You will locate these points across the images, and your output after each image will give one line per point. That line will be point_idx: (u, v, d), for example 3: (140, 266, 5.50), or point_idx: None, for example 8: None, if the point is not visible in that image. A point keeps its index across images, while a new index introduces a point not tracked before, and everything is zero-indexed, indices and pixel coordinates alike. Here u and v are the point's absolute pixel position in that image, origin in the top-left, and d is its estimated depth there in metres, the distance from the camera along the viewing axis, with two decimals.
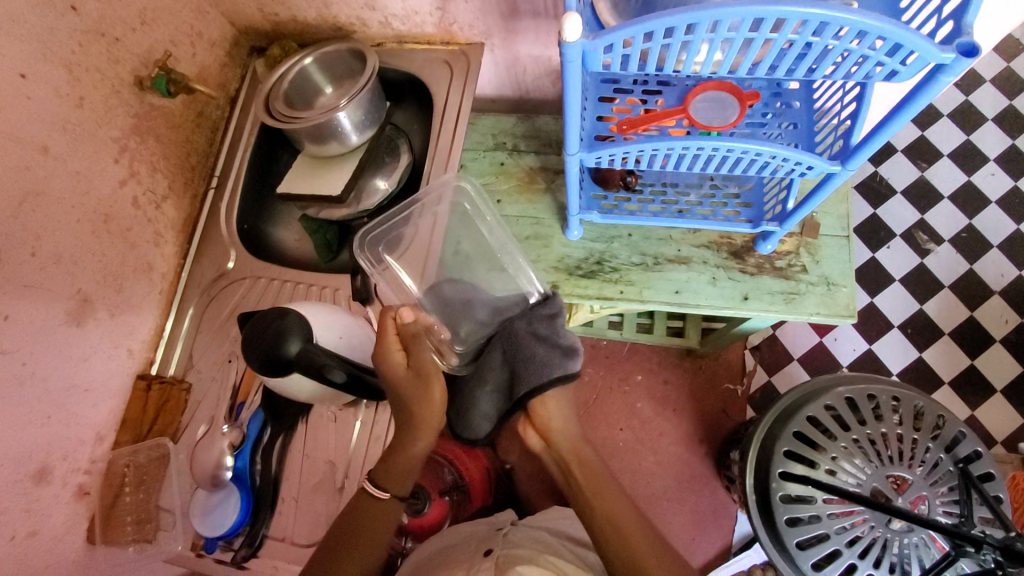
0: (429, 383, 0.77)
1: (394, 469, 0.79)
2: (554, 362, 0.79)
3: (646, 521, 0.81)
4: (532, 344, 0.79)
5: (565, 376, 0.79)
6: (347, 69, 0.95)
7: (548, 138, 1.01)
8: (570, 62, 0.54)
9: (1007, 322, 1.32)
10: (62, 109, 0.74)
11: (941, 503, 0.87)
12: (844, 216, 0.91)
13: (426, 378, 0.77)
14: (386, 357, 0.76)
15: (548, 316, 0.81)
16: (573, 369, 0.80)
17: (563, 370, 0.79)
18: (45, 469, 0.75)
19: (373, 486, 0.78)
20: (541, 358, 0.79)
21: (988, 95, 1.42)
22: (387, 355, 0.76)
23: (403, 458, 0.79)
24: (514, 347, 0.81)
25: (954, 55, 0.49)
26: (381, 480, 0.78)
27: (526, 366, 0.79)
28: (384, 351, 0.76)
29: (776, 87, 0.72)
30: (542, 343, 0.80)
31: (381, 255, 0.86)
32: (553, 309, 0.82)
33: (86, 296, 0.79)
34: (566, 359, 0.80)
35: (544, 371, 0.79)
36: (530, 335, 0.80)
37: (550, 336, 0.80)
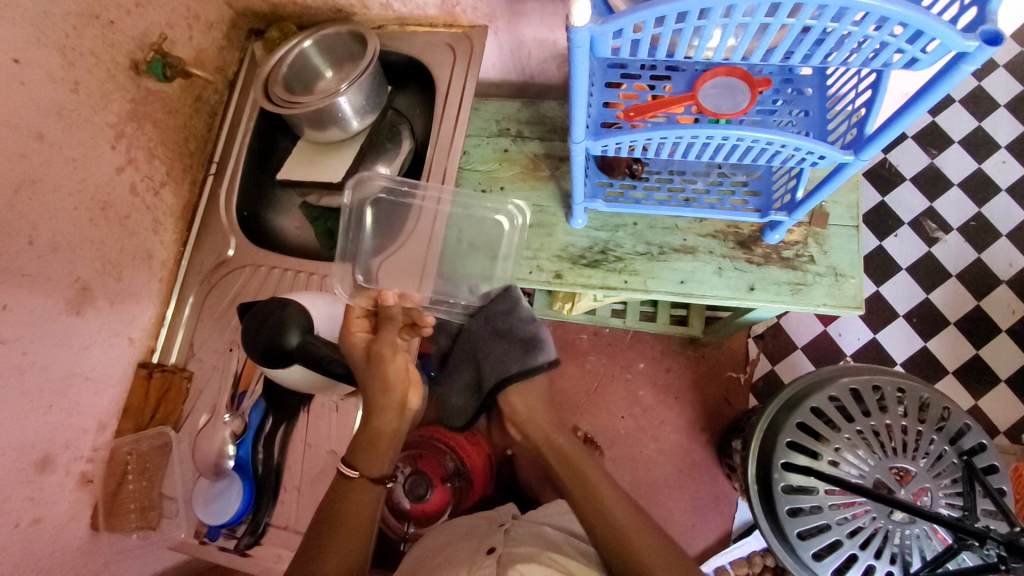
0: (383, 361, 0.78)
1: (362, 445, 0.77)
2: (515, 357, 0.94)
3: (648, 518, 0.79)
4: (492, 340, 0.93)
5: (525, 369, 0.93)
6: (348, 51, 0.94)
7: (552, 124, 0.99)
8: (578, 47, 0.52)
9: (1013, 312, 1.31)
10: (56, 94, 0.73)
11: (944, 494, 0.87)
12: (853, 206, 0.89)
13: (377, 358, 0.78)
14: (349, 337, 0.79)
15: (505, 312, 0.90)
16: (537, 362, 0.93)
17: (524, 364, 0.94)
18: (48, 457, 0.75)
19: (343, 466, 0.76)
20: (501, 354, 0.94)
21: (1003, 80, 1.39)
22: (349, 332, 0.79)
23: (367, 432, 0.78)
24: (479, 346, 0.95)
25: (976, 44, 0.47)
26: (353, 459, 0.77)
27: (489, 362, 0.95)
28: (346, 328, 0.80)
29: (787, 73, 0.70)
30: (500, 340, 0.93)
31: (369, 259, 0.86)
32: (508, 305, 0.90)
33: (85, 285, 0.78)
34: (529, 352, 0.93)
35: (505, 367, 0.94)
36: (492, 334, 0.93)
37: (511, 333, 0.92)
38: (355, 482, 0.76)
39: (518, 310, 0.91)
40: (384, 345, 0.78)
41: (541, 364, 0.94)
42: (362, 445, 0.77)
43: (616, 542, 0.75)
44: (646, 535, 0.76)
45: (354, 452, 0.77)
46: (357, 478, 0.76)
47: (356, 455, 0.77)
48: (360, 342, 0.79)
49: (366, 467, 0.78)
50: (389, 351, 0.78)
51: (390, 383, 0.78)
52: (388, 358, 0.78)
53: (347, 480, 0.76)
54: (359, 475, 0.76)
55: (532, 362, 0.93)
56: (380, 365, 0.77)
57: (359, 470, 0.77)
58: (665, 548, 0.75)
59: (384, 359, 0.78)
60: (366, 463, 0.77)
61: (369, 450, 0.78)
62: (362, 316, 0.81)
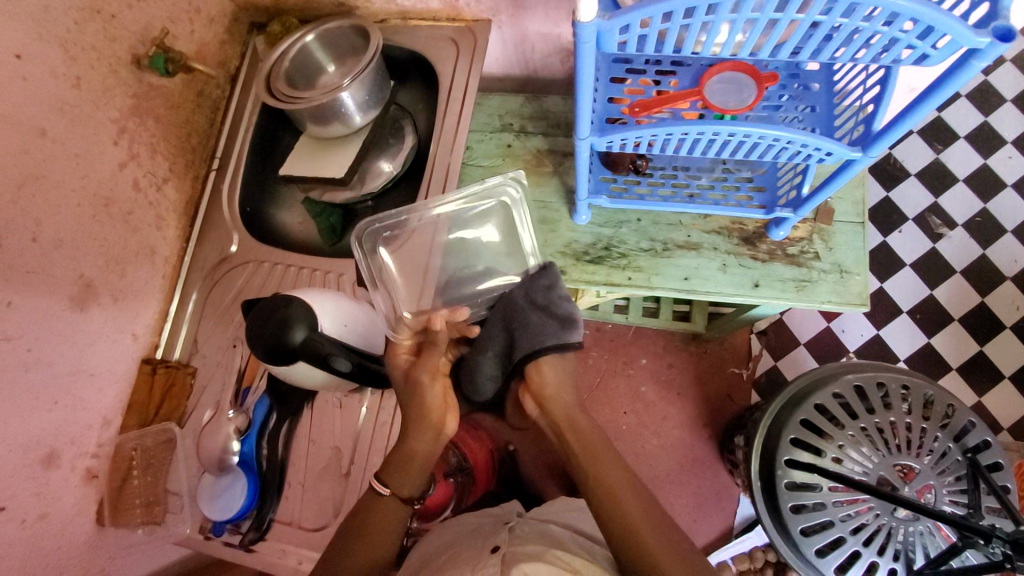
0: (420, 389, 0.78)
1: (397, 464, 0.76)
2: (551, 330, 0.82)
3: (652, 505, 0.75)
4: (529, 312, 0.82)
5: (560, 344, 0.82)
6: (350, 46, 0.93)
7: (556, 119, 0.98)
8: (584, 43, 0.52)
9: (1018, 308, 1.30)
10: (58, 90, 0.72)
11: (948, 492, 0.87)
12: (859, 202, 0.88)
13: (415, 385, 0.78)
14: (394, 356, 0.81)
15: (545, 287, 0.83)
16: (573, 337, 0.83)
17: (558, 339, 0.82)
18: (53, 453, 0.75)
19: (375, 482, 0.76)
20: (537, 326, 0.82)
21: (1010, 74, 1.37)
22: (394, 354, 0.81)
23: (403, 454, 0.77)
24: (512, 316, 0.83)
25: (988, 40, 0.46)
26: (386, 476, 0.76)
27: (523, 334, 0.83)
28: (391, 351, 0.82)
29: (793, 68, 0.70)
30: (537, 313, 0.82)
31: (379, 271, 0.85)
32: (550, 280, 0.83)
33: (89, 281, 0.78)
34: (565, 327, 0.83)
35: (540, 339, 0.82)
36: (529, 304, 0.83)
37: (548, 306, 0.83)
38: (384, 499, 0.75)
39: (560, 287, 0.83)
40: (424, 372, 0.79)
41: (576, 342, 0.83)
42: (396, 465, 0.76)
43: (623, 532, 0.71)
44: (652, 525, 0.72)
45: (388, 470, 0.76)
46: (388, 495, 0.75)
47: (389, 473, 0.76)
48: (404, 364, 0.80)
49: (398, 486, 0.76)
50: (427, 378, 0.79)
51: (427, 407, 0.78)
52: (426, 385, 0.78)
53: (377, 497, 0.75)
54: (390, 493, 0.75)
55: (567, 338, 0.82)
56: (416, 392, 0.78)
57: (391, 488, 0.75)
58: (671, 542, 0.71)
59: (423, 386, 0.78)
60: (398, 482, 0.76)
61: (404, 470, 0.76)
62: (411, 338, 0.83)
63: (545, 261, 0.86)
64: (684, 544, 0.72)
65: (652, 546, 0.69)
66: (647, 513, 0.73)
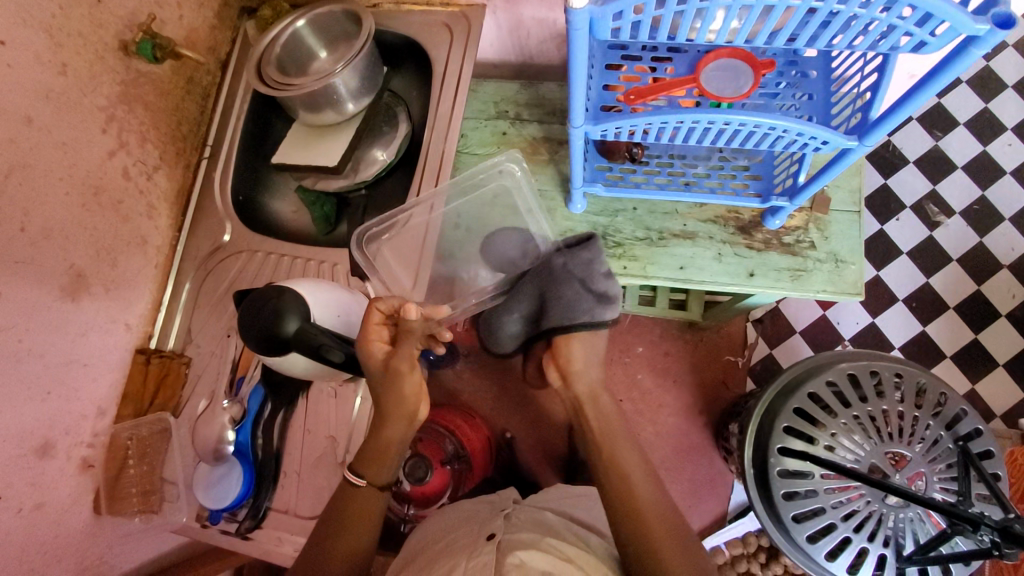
0: (400, 375, 0.76)
1: (373, 453, 0.77)
2: (587, 309, 0.86)
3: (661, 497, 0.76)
4: (570, 285, 0.85)
5: (593, 321, 0.86)
6: (342, 31, 0.91)
7: (552, 106, 0.97)
8: (577, 30, 0.51)
9: (1014, 297, 1.31)
10: (45, 77, 0.71)
11: (939, 479, 0.88)
12: (855, 190, 0.88)
13: (395, 373, 0.76)
14: (366, 346, 0.76)
15: (587, 260, 0.84)
16: (606, 316, 0.86)
17: (591, 316, 0.86)
18: (48, 443, 0.75)
19: (349, 474, 0.76)
20: (573, 299, 0.85)
21: (1011, 60, 1.36)
22: (366, 342, 0.76)
23: (377, 441, 0.77)
24: (550, 284, 0.86)
25: (988, 27, 0.46)
26: (361, 467, 0.76)
27: (558, 304, 0.86)
28: (364, 335, 0.76)
29: (791, 55, 0.69)
30: (576, 287, 0.85)
31: (373, 255, 0.85)
32: (593, 255, 0.84)
33: (80, 271, 0.78)
34: (600, 305, 0.86)
35: (574, 314, 0.86)
36: (572, 277, 0.84)
37: (587, 281, 0.85)
38: (361, 489, 0.75)
39: (602, 264, 0.85)
40: (405, 361, 0.76)
41: (607, 320, 0.87)
42: (371, 453, 0.77)
43: (626, 510, 0.74)
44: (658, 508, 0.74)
45: (363, 460, 0.76)
46: (364, 486, 0.75)
47: (362, 462, 0.76)
48: (379, 355, 0.76)
49: (373, 476, 0.76)
50: (406, 367, 0.76)
51: (405, 396, 0.77)
52: (406, 374, 0.76)
53: (352, 487, 0.75)
54: (366, 484, 0.75)
55: (599, 316, 0.86)
56: (394, 382, 0.76)
57: (366, 479, 0.76)
58: (666, 516, 0.73)
59: (402, 375, 0.76)
60: (372, 472, 0.76)
61: (376, 459, 0.76)
62: (381, 324, 0.77)
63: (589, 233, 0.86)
64: (686, 535, 0.72)
65: (653, 532, 0.71)
66: (654, 497, 0.75)
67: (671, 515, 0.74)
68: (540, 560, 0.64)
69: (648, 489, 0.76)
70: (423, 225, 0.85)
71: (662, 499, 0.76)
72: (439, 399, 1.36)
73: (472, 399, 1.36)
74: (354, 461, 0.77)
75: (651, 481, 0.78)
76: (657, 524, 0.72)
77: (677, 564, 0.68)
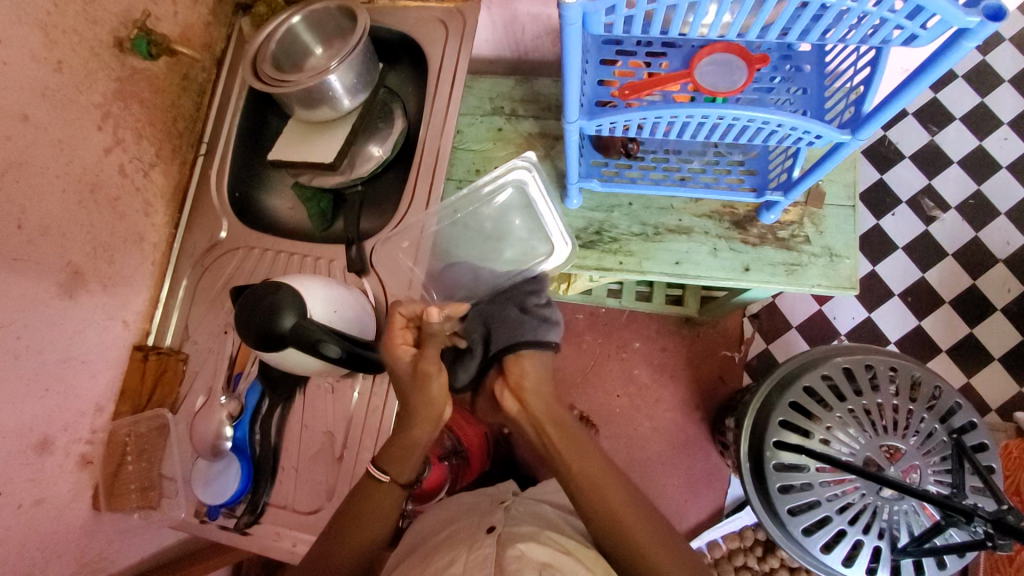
0: (428, 377, 0.76)
1: (396, 451, 0.77)
2: (530, 326, 0.82)
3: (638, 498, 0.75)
4: (510, 311, 0.83)
5: (536, 342, 0.81)
6: (337, 27, 0.91)
7: (547, 102, 0.97)
8: (570, 24, 0.52)
9: (1009, 291, 1.31)
10: (41, 74, 0.71)
11: (933, 472, 0.89)
12: (850, 184, 0.88)
13: (423, 375, 0.76)
14: (392, 350, 0.77)
15: (528, 291, 0.84)
16: (549, 336, 0.82)
17: (535, 336, 0.81)
18: (47, 440, 0.75)
19: (375, 467, 0.76)
20: (513, 322, 0.82)
21: (1007, 54, 1.36)
22: (391, 346, 0.77)
23: (402, 439, 0.77)
24: (493, 311, 0.84)
25: (979, 19, 0.46)
26: (383, 462, 0.77)
27: (500, 328, 0.82)
28: (390, 339, 0.78)
29: (786, 49, 0.69)
30: (516, 311, 0.83)
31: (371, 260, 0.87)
32: (534, 286, 0.85)
33: (77, 269, 0.78)
34: (543, 325, 0.83)
35: (515, 334, 0.82)
36: (510, 301, 0.84)
37: (527, 308, 0.84)
38: (384, 485, 0.76)
39: (541, 293, 0.85)
40: (433, 363, 0.76)
41: (551, 341, 0.83)
42: (393, 450, 0.77)
43: (609, 519, 0.72)
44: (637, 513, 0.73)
45: (388, 456, 0.77)
46: (387, 482, 0.76)
47: (386, 458, 0.77)
48: (406, 358, 0.77)
49: (396, 471, 0.77)
50: (435, 369, 0.76)
51: (433, 396, 0.77)
52: (435, 375, 0.76)
53: (374, 482, 0.76)
54: (389, 479, 0.77)
55: (543, 336, 0.82)
56: (422, 385, 0.76)
57: (390, 474, 0.77)
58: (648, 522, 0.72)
59: (430, 376, 0.76)
60: (395, 468, 0.77)
61: (399, 457, 0.77)
62: (405, 328, 0.79)
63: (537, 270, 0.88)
64: (675, 538, 0.73)
65: (638, 536, 0.70)
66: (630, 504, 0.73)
67: (656, 519, 0.74)
68: (540, 552, 0.64)
69: (621, 496, 0.74)
70: (418, 225, 0.86)
71: (637, 499, 0.75)
72: None
73: None
74: (376, 457, 0.77)
75: (616, 476, 0.76)
76: (640, 528, 0.71)
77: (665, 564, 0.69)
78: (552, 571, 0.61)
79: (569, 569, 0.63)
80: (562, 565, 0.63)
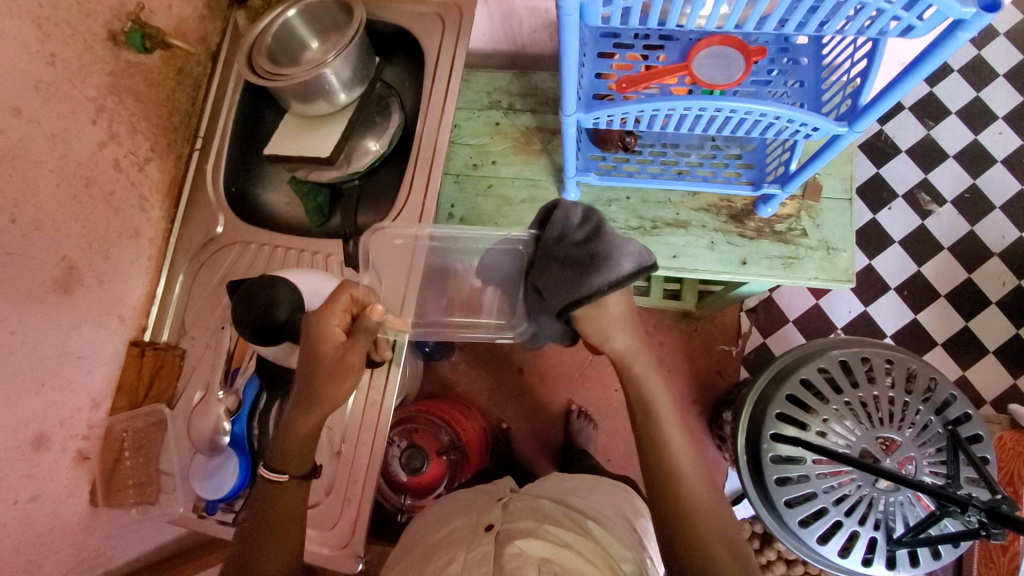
0: (347, 372, 0.71)
1: (294, 448, 0.73)
2: (570, 285, 0.73)
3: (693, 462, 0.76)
4: (554, 265, 0.76)
5: (582, 293, 0.72)
6: (332, 21, 0.90)
7: (545, 95, 0.97)
8: (568, 16, 0.51)
9: (1004, 284, 1.32)
10: (32, 67, 0.70)
11: (929, 463, 0.90)
12: (847, 178, 0.88)
13: (344, 368, 0.70)
14: (322, 330, 0.69)
15: (559, 236, 0.76)
16: (593, 286, 0.70)
17: (579, 288, 0.72)
18: (43, 436, 0.75)
19: (269, 470, 0.73)
20: (556, 280, 0.75)
21: (1003, 49, 1.37)
22: (324, 324, 0.69)
23: (299, 436, 0.73)
24: (541, 272, 0.78)
25: (974, 10, 0.46)
26: (280, 462, 0.73)
27: (549, 288, 0.76)
28: (323, 317, 0.69)
29: (783, 42, 0.70)
30: (556, 265, 0.75)
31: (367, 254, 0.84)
32: (559, 228, 0.76)
33: (72, 264, 0.78)
34: (586, 273, 0.72)
35: (562, 292, 0.74)
36: (550, 257, 0.77)
37: (566, 257, 0.75)
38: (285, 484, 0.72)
39: (574, 231, 0.75)
40: (358, 357, 0.72)
41: (602, 287, 0.71)
42: (290, 449, 0.73)
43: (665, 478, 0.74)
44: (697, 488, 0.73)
45: (282, 454, 0.73)
46: (287, 481, 0.73)
47: (282, 457, 0.73)
48: (333, 342, 0.69)
49: (295, 468, 0.74)
50: (357, 365, 0.71)
51: (340, 391, 0.71)
52: (355, 371, 0.71)
53: (275, 485, 0.72)
54: (288, 478, 0.73)
55: (586, 284, 0.71)
56: (339, 379, 0.70)
57: (289, 474, 0.73)
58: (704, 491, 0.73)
59: (349, 372, 0.71)
60: (295, 466, 0.74)
61: (296, 454, 0.73)
62: (345, 309, 0.70)
63: (553, 202, 0.79)
64: (716, 510, 0.72)
65: (693, 503, 0.72)
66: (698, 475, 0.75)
67: (709, 494, 0.73)
68: (538, 547, 0.65)
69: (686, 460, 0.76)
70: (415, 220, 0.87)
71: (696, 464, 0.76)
72: (435, 390, 1.38)
73: (468, 390, 1.38)
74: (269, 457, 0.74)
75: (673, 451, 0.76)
76: (701, 498, 0.72)
77: (717, 550, 0.67)
78: (551, 566, 0.62)
79: (568, 563, 0.64)
80: (562, 560, 0.64)
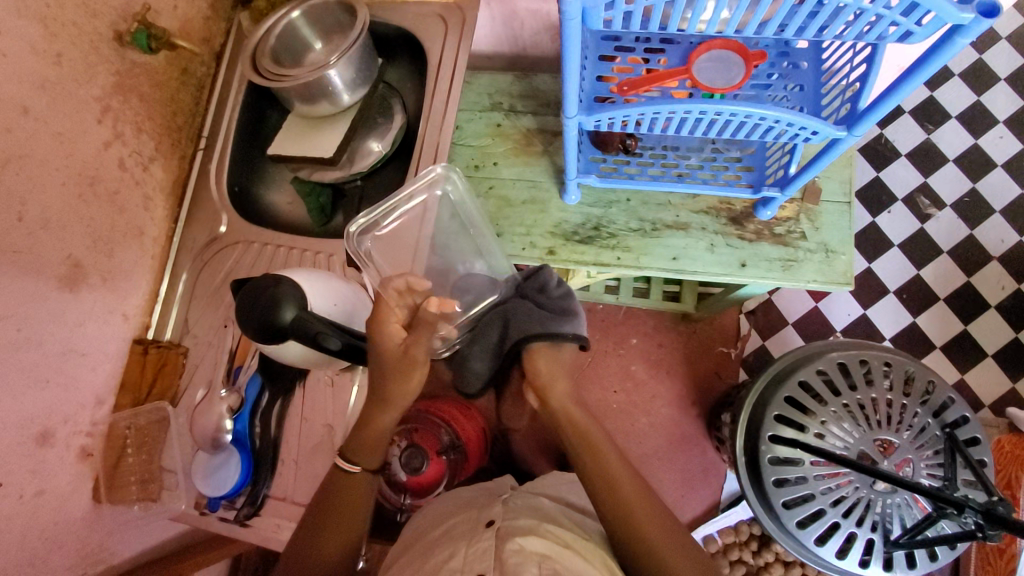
0: (412, 366, 0.77)
1: (362, 442, 0.78)
2: (542, 320, 0.82)
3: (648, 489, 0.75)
4: (527, 305, 0.83)
5: (551, 334, 0.81)
6: (336, 22, 0.91)
7: (547, 98, 0.98)
8: (570, 19, 0.52)
9: (1003, 288, 1.32)
10: (39, 67, 0.71)
11: (926, 466, 0.90)
12: (846, 181, 0.89)
13: (410, 361, 0.77)
14: (384, 325, 0.77)
15: (539, 285, 0.84)
16: (564, 330, 0.81)
17: (549, 329, 0.81)
18: (47, 432, 0.75)
19: (342, 460, 0.77)
20: (526, 317, 0.82)
21: (1004, 53, 1.38)
22: (384, 324, 0.77)
23: (369, 432, 0.78)
24: (507, 312, 0.84)
25: (973, 16, 0.46)
26: (352, 454, 0.78)
27: (515, 323, 0.82)
28: (382, 317, 0.77)
29: (783, 46, 0.70)
30: (531, 307, 0.82)
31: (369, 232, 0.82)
32: (541, 281, 0.84)
33: (77, 262, 0.78)
34: (559, 319, 0.82)
35: (530, 328, 0.81)
36: (524, 297, 0.83)
37: (542, 302, 0.83)
38: (357, 476, 0.77)
39: (555, 286, 0.84)
40: (422, 352, 0.77)
41: (566, 333, 0.82)
42: (362, 442, 0.78)
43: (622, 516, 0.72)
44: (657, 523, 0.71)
45: (352, 448, 0.78)
46: (358, 472, 0.78)
47: (353, 451, 0.78)
48: (396, 339, 0.77)
49: (365, 461, 0.78)
50: (422, 359, 0.77)
51: (388, 382, 0.77)
52: (420, 365, 0.77)
53: (346, 475, 0.77)
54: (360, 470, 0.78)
55: (556, 328, 0.81)
56: (406, 371, 0.76)
57: (360, 465, 0.78)
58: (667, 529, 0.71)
59: (416, 365, 0.77)
60: (365, 457, 0.78)
61: (366, 447, 0.78)
62: (398, 306, 0.79)
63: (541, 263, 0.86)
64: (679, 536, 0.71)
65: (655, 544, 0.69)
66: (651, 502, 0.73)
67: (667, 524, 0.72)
68: (538, 544, 0.65)
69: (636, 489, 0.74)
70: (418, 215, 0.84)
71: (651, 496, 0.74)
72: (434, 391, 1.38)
73: None
74: (342, 450, 0.78)
75: (632, 471, 0.77)
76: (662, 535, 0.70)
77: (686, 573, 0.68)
78: (552, 563, 0.62)
79: (568, 562, 0.64)
80: (561, 558, 0.64)
